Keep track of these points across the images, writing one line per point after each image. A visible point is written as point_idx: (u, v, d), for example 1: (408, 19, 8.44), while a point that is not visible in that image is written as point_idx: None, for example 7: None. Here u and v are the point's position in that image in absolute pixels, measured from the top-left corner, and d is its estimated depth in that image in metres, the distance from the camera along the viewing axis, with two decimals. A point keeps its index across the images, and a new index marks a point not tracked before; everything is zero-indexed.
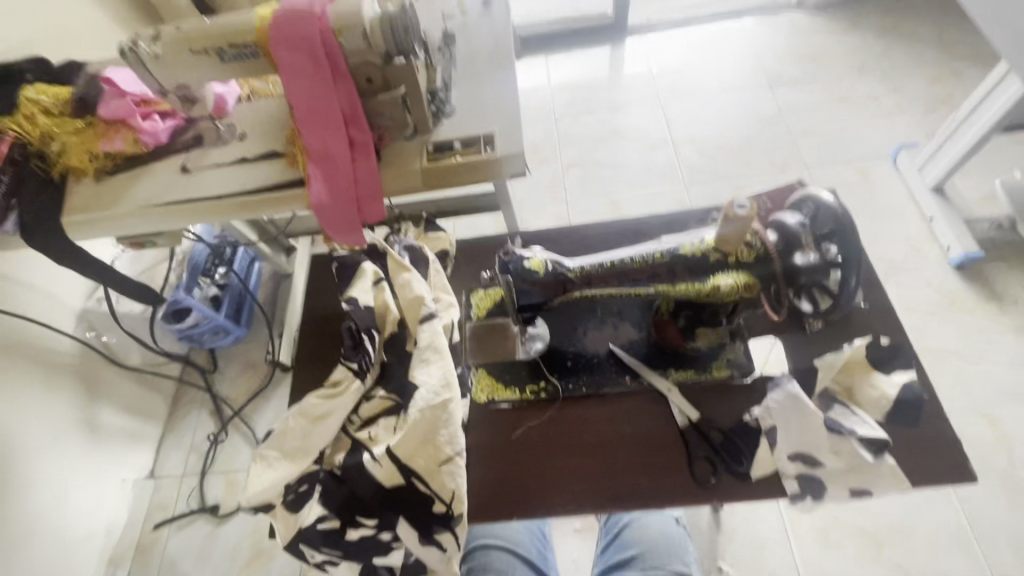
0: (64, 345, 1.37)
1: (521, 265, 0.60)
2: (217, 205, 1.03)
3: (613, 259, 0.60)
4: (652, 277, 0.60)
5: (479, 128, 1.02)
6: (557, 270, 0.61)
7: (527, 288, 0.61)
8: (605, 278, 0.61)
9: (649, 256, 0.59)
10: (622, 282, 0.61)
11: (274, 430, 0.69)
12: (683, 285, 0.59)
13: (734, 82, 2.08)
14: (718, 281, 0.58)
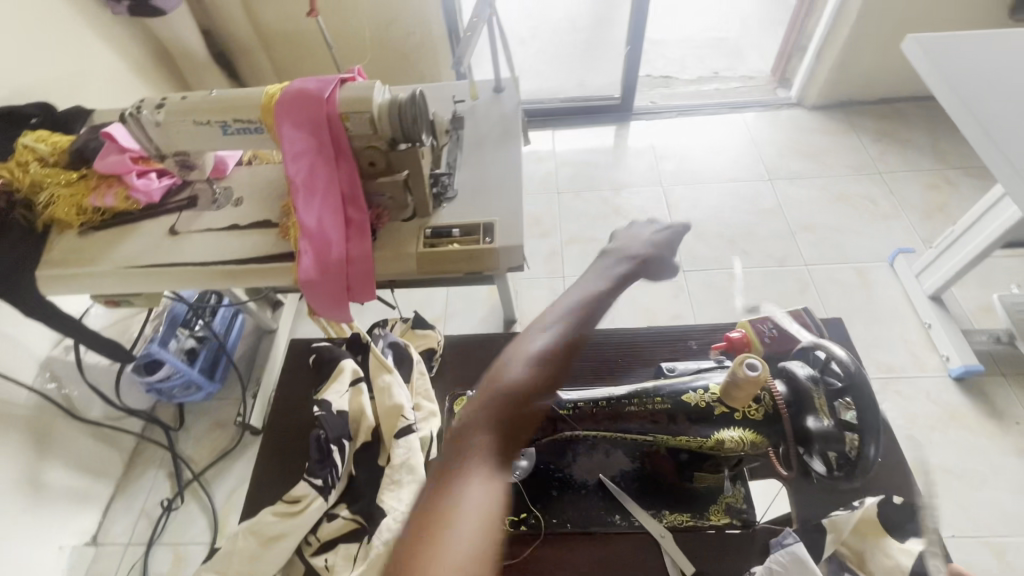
0: (20, 395, 1.29)
1: None
2: (200, 271, 1.00)
3: (611, 396, 0.57)
4: (652, 424, 0.56)
5: (480, 215, 1.00)
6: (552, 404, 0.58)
7: None
8: (600, 418, 0.57)
9: (650, 399, 0.57)
10: (619, 426, 0.57)
11: (220, 549, 0.62)
12: (683, 438, 0.56)
13: (735, 172, 2.12)
14: (722, 435, 0.55)
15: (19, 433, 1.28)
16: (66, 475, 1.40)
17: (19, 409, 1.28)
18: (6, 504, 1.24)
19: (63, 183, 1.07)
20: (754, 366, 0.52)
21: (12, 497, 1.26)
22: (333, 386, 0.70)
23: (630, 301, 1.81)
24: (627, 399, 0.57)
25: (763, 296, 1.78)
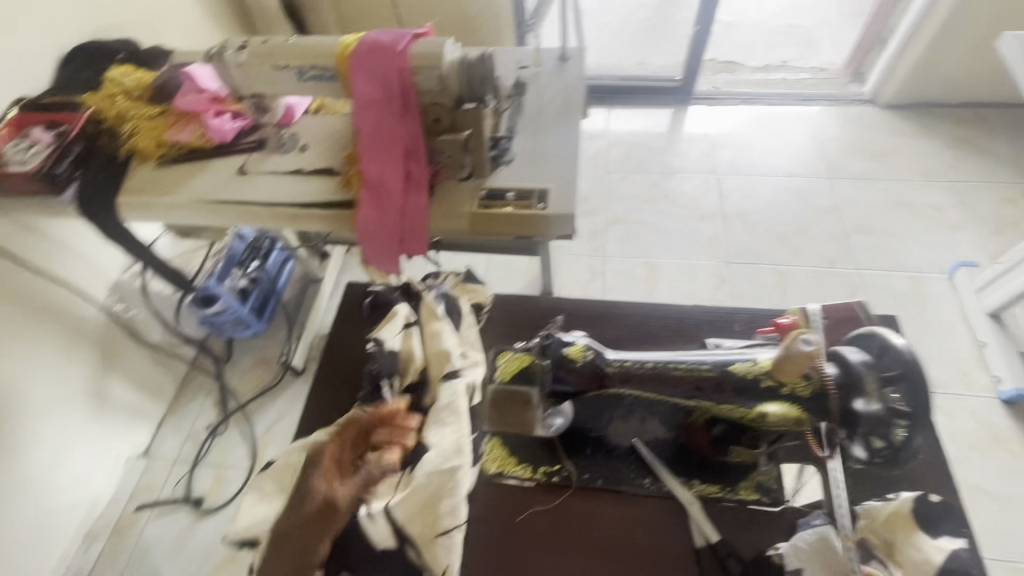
0: (91, 313, 1.39)
1: (560, 350, 0.64)
2: (265, 211, 1.05)
3: (656, 360, 0.62)
4: (693, 389, 0.60)
5: (535, 182, 1.01)
6: (597, 361, 0.63)
7: (561, 374, 0.63)
8: (644, 380, 0.62)
9: (695, 366, 0.60)
10: (662, 388, 0.61)
11: (276, 462, 0.67)
12: (727, 405, 0.58)
13: (794, 167, 2.05)
14: (766, 408, 0.57)
15: (89, 347, 1.39)
16: (125, 391, 1.52)
17: (90, 325, 1.39)
18: (73, 409, 1.36)
19: (144, 117, 1.14)
20: (805, 341, 0.54)
21: (80, 404, 1.39)
22: (388, 327, 0.74)
23: (669, 288, 1.79)
24: (673, 366, 0.61)
25: (809, 296, 1.74)
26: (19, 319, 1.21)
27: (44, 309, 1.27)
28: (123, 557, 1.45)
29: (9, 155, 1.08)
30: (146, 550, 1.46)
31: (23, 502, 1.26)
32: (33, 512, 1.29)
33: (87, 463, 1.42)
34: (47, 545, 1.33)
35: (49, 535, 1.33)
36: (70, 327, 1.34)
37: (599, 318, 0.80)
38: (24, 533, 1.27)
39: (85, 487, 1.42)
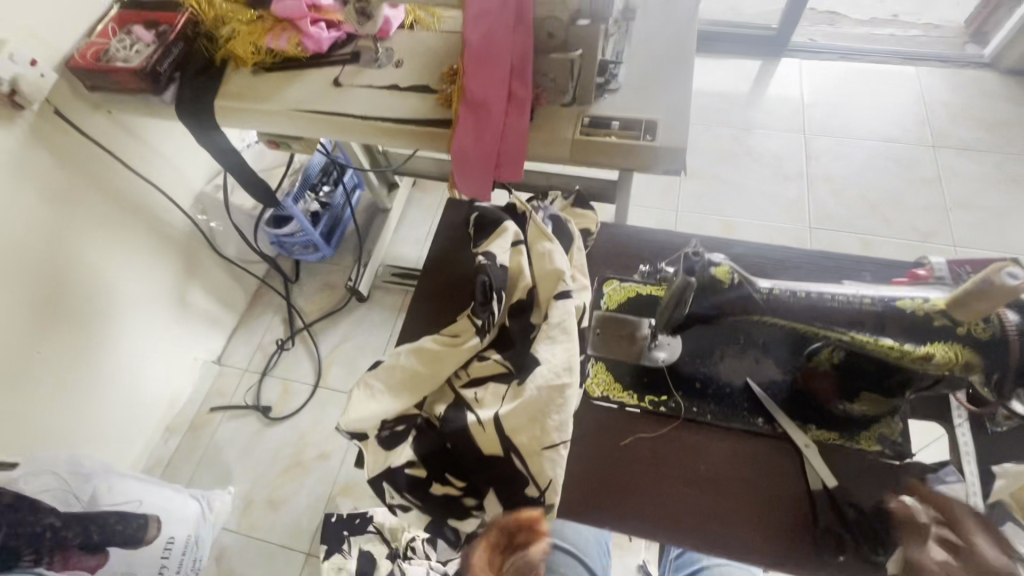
0: (176, 220, 1.43)
1: (708, 270, 0.53)
2: (361, 125, 1.03)
3: (810, 289, 0.53)
4: (853, 323, 0.52)
5: (643, 112, 0.95)
6: (744, 286, 0.53)
7: (705, 296, 0.53)
8: (793, 308, 0.53)
9: (858, 299, 0.52)
10: (811, 319, 0.53)
11: (384, 362, 0.68)
12: (885, 342, 0.51)
13: (894, 130, 1.87)
14: (934, 348, 0.49)
15: (173, 252, 1.44)
16: (203, 300, 1.58)
17: (175, 232, 1.44)
18: (157, 310, 1.43)
19: (243, 21, 1.09)
20: (1018, 276, 0.43)
21: (164, 306, 1.45)
22: (497, 243, 0.72)
23: None
24: (824, 296, 0.52)
25: None
26: (114, 218, 1.26)
27: (136, 210, 1.31)
28: (198, 452, 1.55)
29: (112, 52, 1.06)
30: (218, 448, 1.56)
31: (115, 390, 1.34)
32: (122, 401, 1.38)
33: (168, 362, 1.50)
34: (133, 433, 1.43)
35: (135, 424, 1.43)
36: (157, 231, 1.38)
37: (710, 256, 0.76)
38: (115, 419, 1.36)
39: (165, 384, 1.50)
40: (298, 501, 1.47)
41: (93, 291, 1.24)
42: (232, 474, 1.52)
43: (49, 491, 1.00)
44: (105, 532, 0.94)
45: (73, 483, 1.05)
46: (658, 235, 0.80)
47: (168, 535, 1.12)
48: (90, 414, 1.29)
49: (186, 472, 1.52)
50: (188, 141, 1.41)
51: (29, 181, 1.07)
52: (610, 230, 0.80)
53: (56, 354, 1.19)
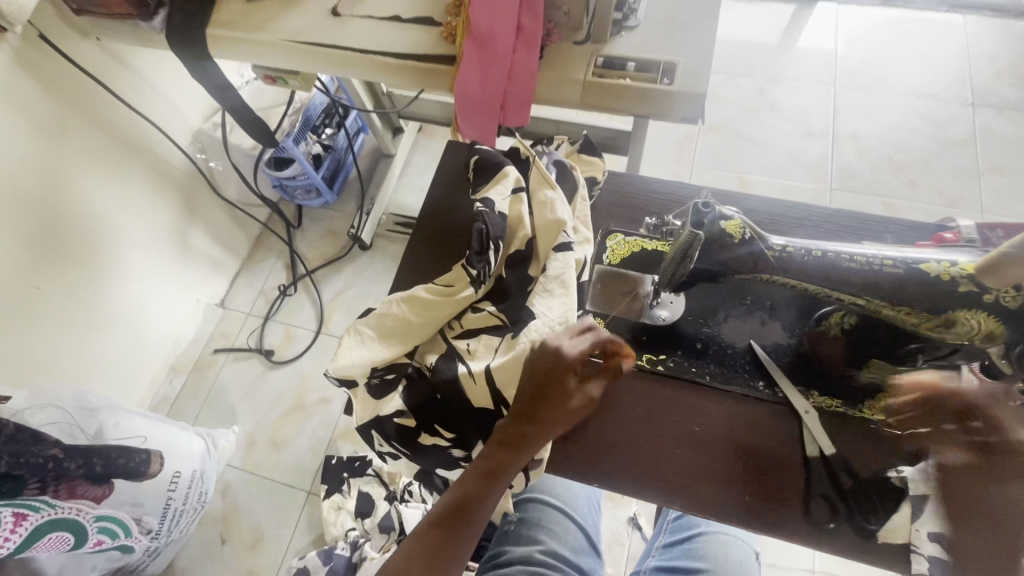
0: (175, 158, 1.39)
1: (717, 225, 0.49)
2: (357, 59, 0.95)
3: (826, 249, 0.51)
4: (869, 285, 0.49)
5: (662, 53, 0.87)
6: (756, 244, 0.51)
7: (713, 251, 0.51)
8: (807, 269, 0.51)
9: (877, 260, 0.49)
10: (826, 281, 0.51)
11: (375, 309, 0.65)
12: (902, 309, 0.49)
13: (932, 87, 1.72)
14: (958, 318, 0.47)
15: (172, 191, 1.41)
16: (204, 241, 1.56)
17: (174, 171, 1.40)
18: (158, 253, 1.42)
19: None
20: None
21: (163, 247, 1.43)
22: (497, 189, 0.68)
23: None
24: (839, 257, 0.50)
25: None
26: (112, 156, 1.23)
27: (134, 148, 1.28)
28: (202, 391, 1.57)
29: None
30: (222, 389, 1.57)
31: (120, 329, 1.35)
32: (127, 342, 1.37)
33: (168, 304, 1.49)
34: (138, 373, 1.44)
35: (142, 363, 1.44)
36: (156, 170, 1.35)
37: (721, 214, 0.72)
38: (122, 358, 1.37)
39: (168, 325, 1.50)
40: (300, 443, 1.50)
41: (94, 230, 1.23)
42: (236, 414, 1.54)
43: (55, 423, 0.99)
44: (108, 464, 0.95)
45: (79, 416, 1.04)
46: (670, 188, 0.75)
47: (174, 469, 1.15)
48: (97, 353, 1.30)
49: (191, 412, 1.55)
50: (182, 75, 1.34)
51: (17, 109, 1.03)
52: (618, 180, 0.76)
53: (63, 290, 1.19)
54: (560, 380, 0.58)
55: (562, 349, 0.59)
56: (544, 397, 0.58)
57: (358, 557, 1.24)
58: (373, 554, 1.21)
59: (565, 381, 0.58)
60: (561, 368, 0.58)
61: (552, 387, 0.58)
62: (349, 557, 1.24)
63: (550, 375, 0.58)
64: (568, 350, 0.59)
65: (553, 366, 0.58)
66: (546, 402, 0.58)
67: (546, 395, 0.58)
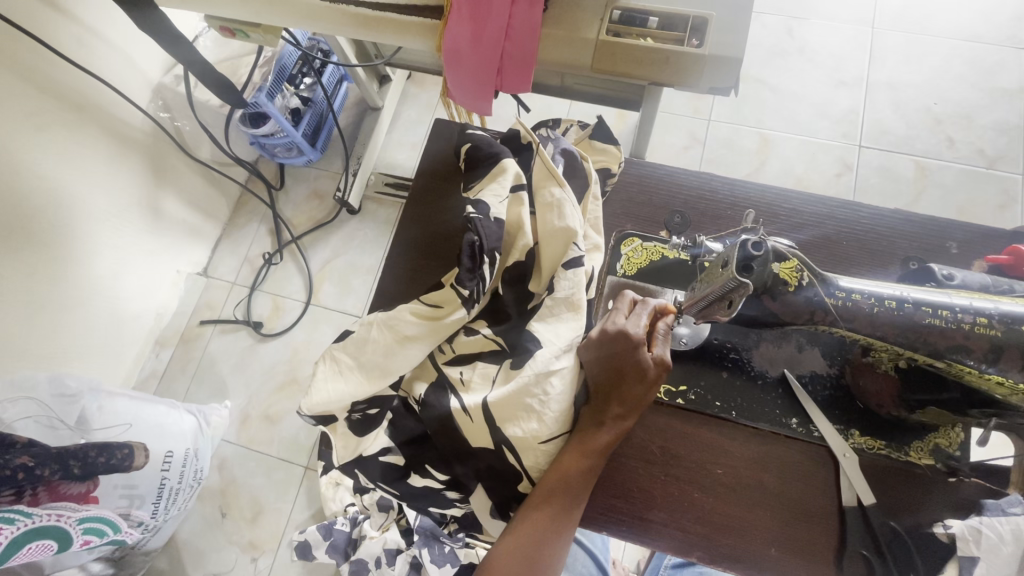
0: (134, 115, 1.10)
1: (770, 271, 0.43)
2: (317, 10, 0.76)
3: (899, 301, 0.44)
4: (957, 349, 0.43)
5: (691, 5, 0.71)
6: (813, 293, 0.45)
7: (763, 302, 0.45)
8: (872, 322, 0.45)
9: (968, 323, 0.43)
10: (899, 338, 0.45)
11: (354, 333, 0.57)
12: (979, 377, 0.44)
13: (980, 26, 1.46)
14: None
15: (135, 153, 1.11)
16: (179, 208, 1.26)
17: (137, 132, 1.11)
18: (128, 222, 1.13)
19: None
20: None
21: (135, 218, 1.14)
22: (492, 188, 0.57)
23: (782, 167, 1.41)
24: (920, 311, 0.44)
25: (948, 202, 1.37)
26: (55, 115, 0.95)
27: (80, 107, 0.99)
28: (189, 373, 1.32)
29: None
30: (211, 366, 1.32)
31: (94, 311, 1.09)
32: (98, 337, 1.12)
33: (145, 280, 1.21)
34: (111, 368, 1.18)
35: (123, 343, 1.20)
36: (113, 129, 1.06)
37: (758, 215, 0.61)
38: (103, 352, 1.14)
39: (145, 305, 1.23)
40: None
41: (47, 205, 0.96)
42: (228, 389, 1.30)
43: (30, 418, 0.83)
44: (88, 464, 0.82)
45: (56, 405, 0.88)
46: (699, 182, 0.64)
47: (165, 449, 0.99)
48: (68, 332, 1.04)
49: (181, 387, 1.31)
50: None
51: None
52: (636, 170, 0.65)
53: (22, 291, 0.94)
54: (637, 362, 0.50)
55: (630, 330, 0.50)
56: (624, 378, 0.50)
57: (359, 535, 0.90)
58: (372, 532, 0.88)
59: (643, 360, 0.49)
60: (636, 349, 0.49)
61: (631, 371, 0.50)
62: (350, 534, 0.92)
63: (626, 357, 0.50)
64: (636, 329, 0.50)
65: (628, 346, 0.50)
66: (630, 385, 0.50)
67: (626, 376, 0.50)
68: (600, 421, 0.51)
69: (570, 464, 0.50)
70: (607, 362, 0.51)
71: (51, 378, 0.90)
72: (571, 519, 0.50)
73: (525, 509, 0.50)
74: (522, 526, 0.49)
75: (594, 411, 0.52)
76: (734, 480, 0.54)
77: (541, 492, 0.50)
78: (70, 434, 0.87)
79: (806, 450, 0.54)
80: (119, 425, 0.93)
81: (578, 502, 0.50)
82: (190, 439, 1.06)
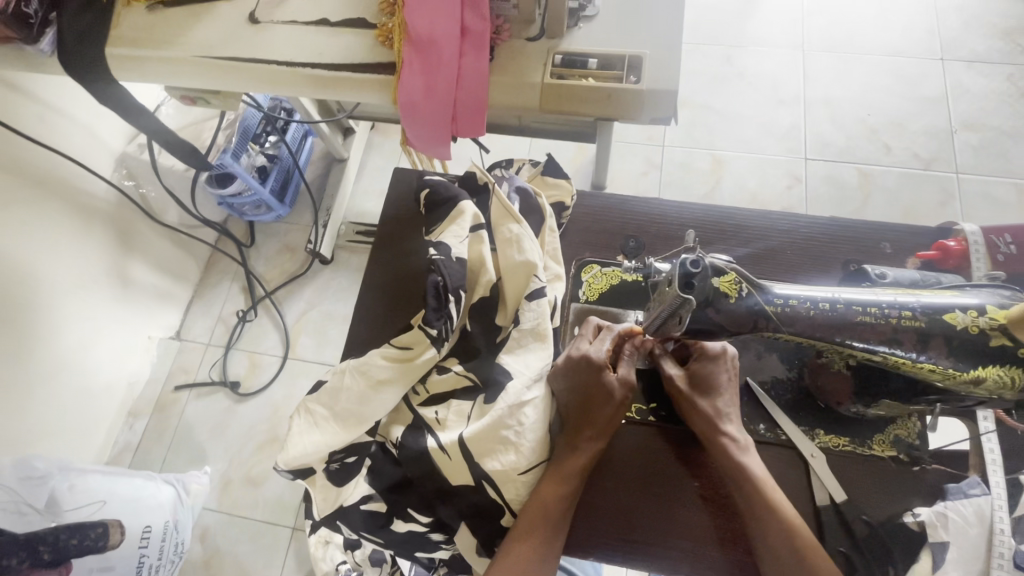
0: (98, 186, 1.11)
1: (709, 284, 0.46)
2: (278, 75, 0.77)
3: (833, 302, 0.47)
4: (888, 341, 0.46)
5: (626, 46, 0.76)
6: (752, 301, 0.47)
7: (708, 316, 0.47)
8: (813, 324, 0.47)
9: (895, 316, 0.46)
10: (840, 337, 0.47)
11: (326, 383, 0.58)
12: (917, 365, 0.46)
13: (899, 43, 1.58)
14: (984, 372, 0.45)
15: (99, 224, 1.11)
16: (148, 274, 1.25)
17: (101, 203, 1.12)
18: (95, 292, 1.11)
19: None
20: None
21: (103, 288, 1.13)
22: (452, 230, 0.59)
23: (735, 186, 1.48)
24: (852, 310, 0.47)
25: (894, 204, 1.45)
26: (16, 192, 0.95)
27: (41, 183, 0.99)
28: (165, 441, 1.27)
29: None
30: (188, 432, 1.28)
31: (61, 386, 1.06)
32: (66, 412, 1.08)
33: (115, 350, 1.19)
34: (81, 444, 1.14)
35: (94, 418, 1.16)
36: (76, 202, 1.06)
37: (709, 233, 0.65)
38: (73, 428, 1.11)
39: (116, 375, 1.20)
40: None
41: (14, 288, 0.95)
42: (207, 454, 1.26)
43: None
44: (59, 548, 0.81)
45: (24, 489, 0.85)
46: (649, 208, 0.67)
47: (142, 524, 0.95)
48: (34, 411, 1.01)
49: (157, 456, 1.26)
50: None
51: None
52: (590, 202, 0.68)
53: None
54: (602, 384, 0.52)
55: (592, 353, 0.53)
56: (592, 402, 0.53)
57: None
58: None
59: (607, 381, 0.52)
60: (600, 370, 0.52)
61: (597, 393, 0.53)
62: None
63: (592, 380, 0.53)
64: (598, 352, 0.53)
65: (593, 369, 0.53)
66: (598, 407, 0.53)
67: (594, 399, 0.53)
68: (575, 445, 0.53)
69: (548, 492, 0.51)
70: (575, 388, 0.54)
71: (18, 461, 0.87)
72: (554, 547, 0.50)
73: (508, 543, 0.51)
74: (506, 563, 0.49)
75: (569, 437, 0.54)
76: (711, 492, 0.55)
77: (522, 524, 0.51)
78: (40, 518, 0.83)
79: (776, 454, 0.56)
80: (93, 503, 0.90)
81: (559, 530, 0.51)
82: (169, 511, 1.02)
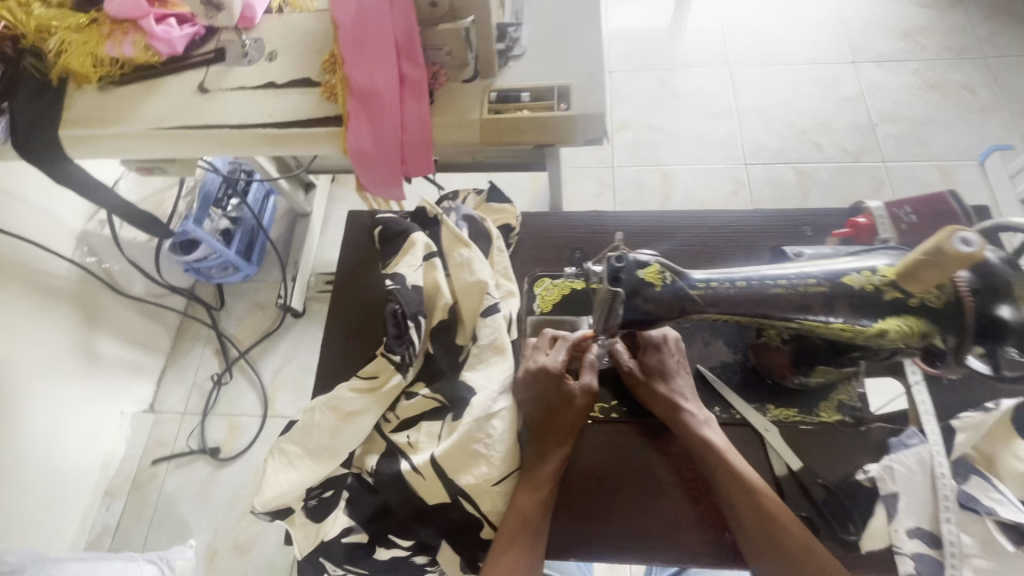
0: (60, 265, 1.11)
1: (635, 276, 0.50)
2: (229, 138, 0.81)
3: (748, 279, 0.52)
4: (801, 308, 0.51)
5: (554, 79, 0.83)
6: (677, 286, 0.52)
7: (638, 306, 0.51)
8: (734, 301, 0.52)
9: (800, 283, 0.51)
10: (758, 310, 0.52)
11: (298, 422, 0.59)
12: (829, 326, 0.51)
13: (814, 51, 1.72)
14: (886, 326, 0.49)
15: (62, 303, 1.11)
16: (116, 347, 1.24)
17: (63, 282, 1.12)
18: (61, 372, 1.10)
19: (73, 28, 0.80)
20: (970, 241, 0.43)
21: (70, 366, 1.12)
22: (407, 260, 0.63)
23: (685, 197, 1.57)
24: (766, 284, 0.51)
25: (831, 196, 1.54)
26: None
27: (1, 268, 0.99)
28: (145, 519, 1.23)
29: None
30: (169, 505, 1.25)
31: (31, 472, 1.03)
32: (38, 499, 1.05)
33: (86, 429, 1.16)
34: (55, 531, 1.10)
35: (68, 502, 1.13)
36: (38, 283, 1.06)
37: (648, 238, 0.70)
38: (45, 515, 1.07)
39: (89, 455, 1.17)
40: None
41: None
42: (191, 525, 1.23)
43: None
44: None
45: None
46: (591, 222, 0.72)
47: None
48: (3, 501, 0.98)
49: (138, 535, 1.22)
50: None
51: None
52: (536, 221, 0.72)
53: None
54: (562, 392, 0.56)
55: (549, 365, 0.57)
56: (555, 410, 0.56)
57: None
58: None
59: (567, 388, 0.56)
60: (558, 380, 0.56)
61: (558, 401, 0.56)
62: None
63: (552, 390, 0.56)
64: (554, 362, 0.57)
65: (552, 380, 0.56)
66: (561, 414, 0.56)
67: (555, 407, 0.56)
68: (544, 452, 0.55)
69: (524, 501, 0.53)
70: (537, 399, 0.56)
71: None
72: (537, 550, 0.52)
73: (492, 555, 0.52)
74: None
75: (538, 445, 0.56)
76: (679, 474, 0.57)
77: (503, 535, 0.52)
78: None
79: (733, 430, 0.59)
80: None
81: (540, 535, 0.53)
82: None
